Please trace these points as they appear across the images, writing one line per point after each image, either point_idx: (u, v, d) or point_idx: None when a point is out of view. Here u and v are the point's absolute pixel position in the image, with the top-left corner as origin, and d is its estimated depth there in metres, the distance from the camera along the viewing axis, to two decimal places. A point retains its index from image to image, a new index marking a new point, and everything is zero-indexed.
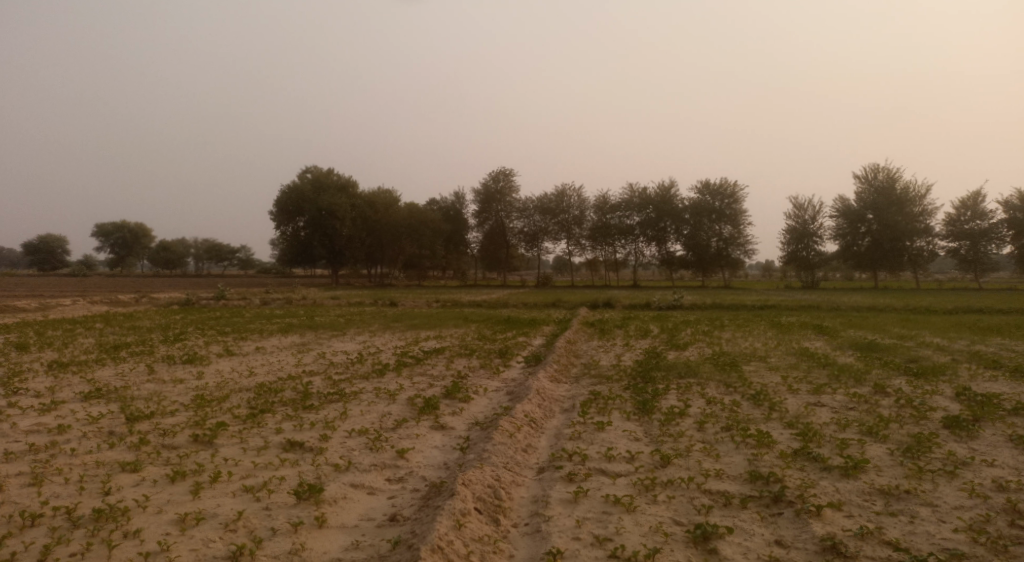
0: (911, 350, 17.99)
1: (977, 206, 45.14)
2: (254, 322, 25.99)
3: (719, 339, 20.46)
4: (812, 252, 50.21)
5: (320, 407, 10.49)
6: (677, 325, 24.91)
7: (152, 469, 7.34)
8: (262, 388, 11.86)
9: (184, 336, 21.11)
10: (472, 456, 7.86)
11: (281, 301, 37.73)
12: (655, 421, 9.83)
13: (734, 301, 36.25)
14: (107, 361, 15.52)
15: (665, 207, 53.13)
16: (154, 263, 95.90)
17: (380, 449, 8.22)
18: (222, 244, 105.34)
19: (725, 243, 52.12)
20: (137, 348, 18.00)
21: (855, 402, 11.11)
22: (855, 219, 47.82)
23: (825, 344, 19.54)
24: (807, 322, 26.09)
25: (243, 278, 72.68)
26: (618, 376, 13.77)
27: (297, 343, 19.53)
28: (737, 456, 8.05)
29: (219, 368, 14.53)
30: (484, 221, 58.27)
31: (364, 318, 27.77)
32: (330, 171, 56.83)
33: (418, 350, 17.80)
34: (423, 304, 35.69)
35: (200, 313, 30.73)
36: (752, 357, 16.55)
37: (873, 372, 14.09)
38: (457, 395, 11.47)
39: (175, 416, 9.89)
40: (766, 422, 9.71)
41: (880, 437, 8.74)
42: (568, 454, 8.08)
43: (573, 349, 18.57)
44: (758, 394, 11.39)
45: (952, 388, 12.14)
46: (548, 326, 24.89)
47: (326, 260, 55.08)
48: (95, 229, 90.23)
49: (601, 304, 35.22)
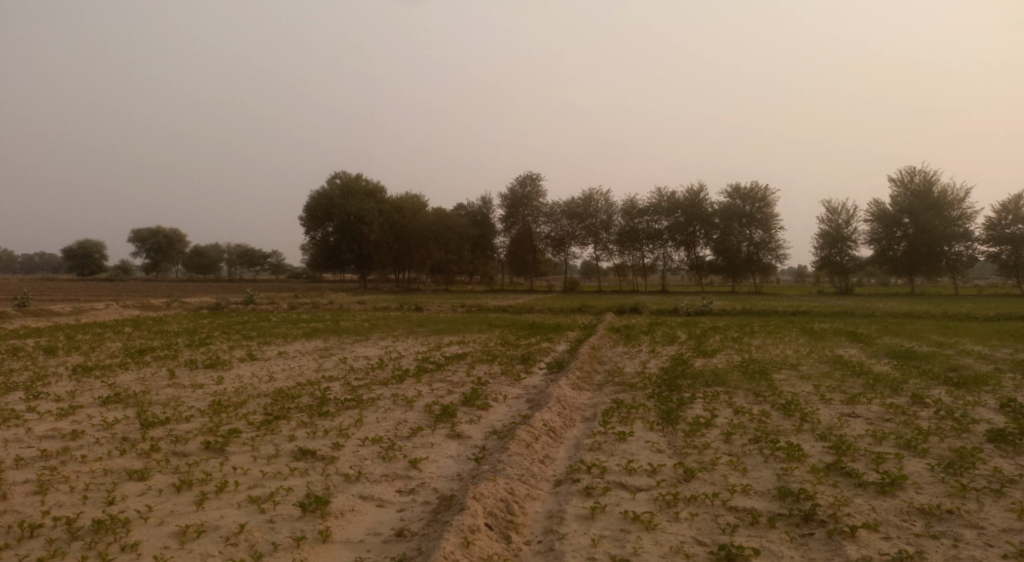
0: (951, 358, 17.25)
1: (1019, 209, 43.61)
2: (280, 326, 26.06)
3: (748, 346, 19.86)
4: (846, 257, 49.00)
5: (335, 414, 10.30)
6: (706, 331, 24.33)
7: (159, 478, 7.21)
8: (279, 394, 11.71)
9: (209, 340, 21.19)
10: (486, 467, 7.58)
11: (307, 306, 37.99)
12: (679, 432, 9.44)
13: (765, 307, 35.45)
14: (130, 365, 15.57)
15: (695, 211, 52.39)
16: (187, 268, 97.61)
17: (393, 459, 7.98)
18: (253, 249, 106.94)
19: (756, 248, 51.10)
20: (162, 352, 18.08)
21: (892, 413, 10.58)
22: (891, 224, 46.53)
23: (860, 352, 18.85)
24: (841, 329, 25.32)
25: (274, 283, 73.21)
26: (642, 384, 13.36)
27: (319, 348, 19.45)
28: (765, 471, 7.63)
29: (239, 373, 14.46)
30: (511, 226, 58.08)
31: (388, 323, 27.67)
32: (359, 176, 57.11)
33: (440, 356, 17.58)
34: (448, 309, 35.52)
35: (227, 317, 30.94)
36: (783, 365, 16.03)
37: (911, 381, 13.46)
38: (476, 403, 11.20)
39: (189, 422, 9.79)
40: (797, 434, 9.26)
41: (919, 452, 8.24)
42: (586, 466, 7.73)
43: (597, 355, 18.18)
44: (788, 404, 10.91)
45: (996, 399, 11.51)
46: (573, 331, 24.52)
47: (354, 265, 55.30)
48: (131, 235, 92.20)
49: (628, 309, 34.71)
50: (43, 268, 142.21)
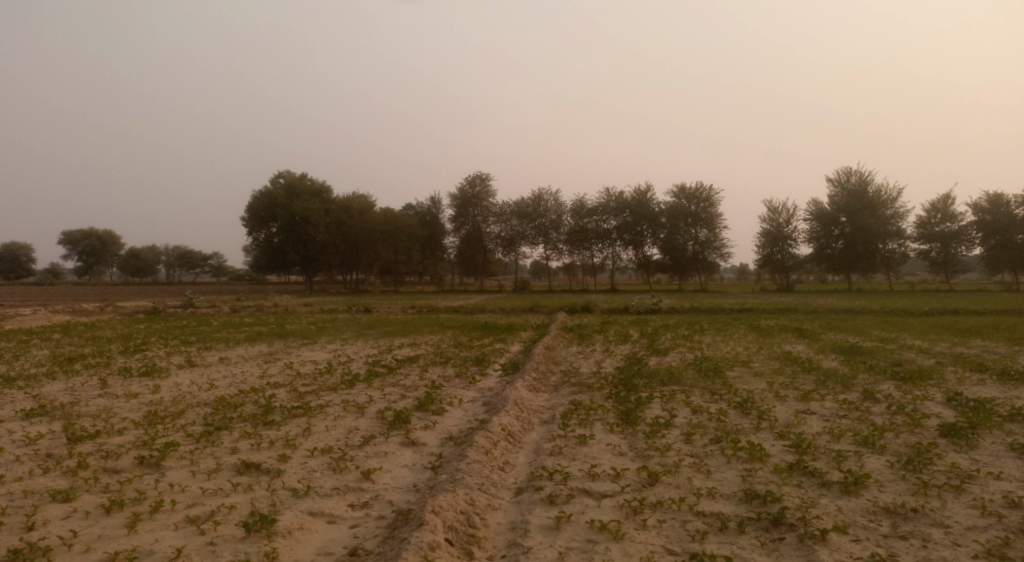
0: (894, 353, 17.67)
1: (947, 209, 45.54)
2: (221, 331, 25.03)
3: (700, 344, 20.01)
4: (787, 255, 50.32)
5: (281, 423, 9.76)
6: (657, 329, 24.50)
7: (86, 498, 6.60)
8: (221, 403, 11.08)
9: (145, 346, 20.11)
10: (444, 477, 7.22)
11: (251, 309, 36.74)
12: (640, 433, 9.26)
13: (712, 305, 36.09)
14: (58, 374, 14.54)
15: (642, 210, 52.98)
16: (122, 271, 93.60)
17: (344, 470, 7.53)
18: (193, 251, 103.66)
19: (702, 247, 52.09)
20: (93, 360, 17.02)
21: (846, 409, 10.66)
22: (829, 222, 47.99)
23: (807, 348, 19.19)
24: (787, 325, 25.81)
25: (216, 286, 70.76)
26: (599, 384, 13.18)
27: (264, 353, 18.64)
28: (729, 472, 7.50)
29: (177, 381, 13.66)
30: (460, 226, 57.60)
31: (336, 326, 26.91)
32: (304, 175, 55.70)
33: (391, 359, 17.07)
34: (398, 311, 34.84)
35: (165, 322, 29.58)
36: (735, 362, 16.15)
37: (860, 376, 13.65)
38: (430, 407, 10.82)
39: (122, 435, 9.11)
40: (757, 432, 9.21)
41: (878, 449, 8.27)
42: (548, 473, 7.45)
43: (551, 356, 17.95)
44: (745, 402, 10.89)
45: (942, 393, 11.75)
46: (525, 332, 24.31)
47: (300, 266, 53.84)
48: (61, 237, 87.89)
49: (579, 309, 34.78)
50: None
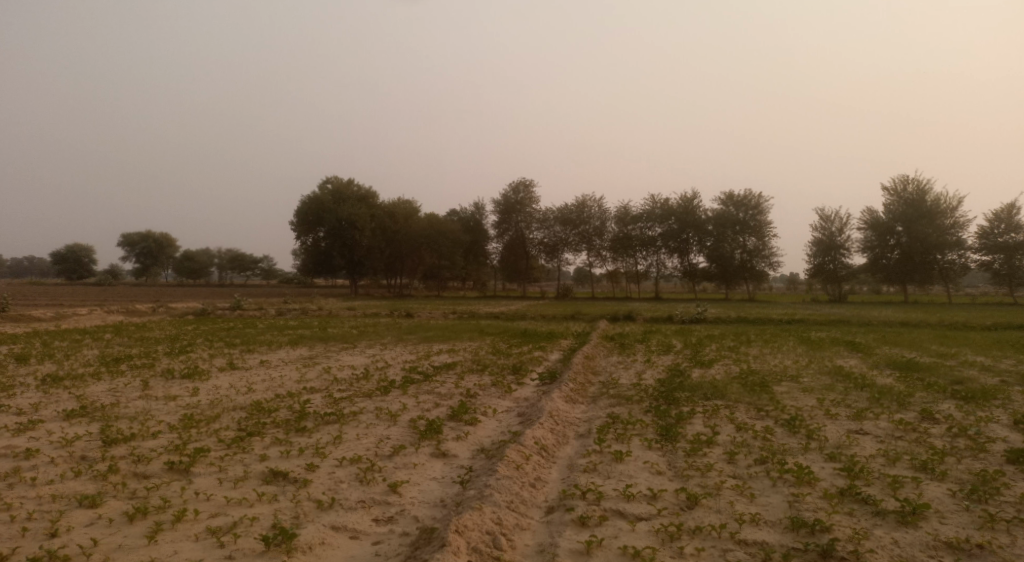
0: (955, 370, 16.69)
1: (1011, 218, 43.38)
2: (265, 333, 25.33)
3: (746, 356, 19.32)
4: (839, 265, 48.66)
5: (313, 430, 9.66)
6: (701, 340, 23.82)
7: (112, 504, 6.58)
8: (256, 408, 11.06)
9: (190, 348, 20.41)
10: (472, 493, 6.96)
11: (296, 312, 37.27)
12: (680, 451, 8.84)
13: (760, 315, 35.04)
14: (103, 374, 14.83)
15: (688, 218, 51.95)
16: (177, 272, 96.38)
17: (371, 482, 7.36)
18: (244, 254, 106.31)
19: (749, 255, 50.82)
20: (139, 360, 17.34)
21: (902, 430, 10.01)
22: (885, 231, 46.22)
23: (860, 362, 18.34)
24: (839, 338, 24.78)
25: (266, 289, 72.18)
26: (639, 396, 12.73)
27: (303, 357, 18.71)
28: (774, 497, 7.04)
29: (216, 384, 13.76)
30: (503, 232, 57.50)
31: (377, 330, 27.00)
32: (350, 180, 56.41)
33: (428, 365, 16.91)
34: (440, 316, 34.86)
35: (212, 324, 30.17)
36: (783, 377, 15.46)
37: (917, 395, 12.86)
38: (464, 417, 10.59)
39: (156, 439, 9.14)
40: (805, 453, 8.69)
41: (937, 475, 7.69)
42: (581, 492, 7.11)
43: (590, 365, 17.55)
44: (793, 419, 10.33)
45: (1008, 416, 10.94)
46: (566, 340, 23.91)
47: (345, 270, 54.54)
48: (121, 239, 91.27)
49: (621, 317, 34.15)
50: (30, 271, 140.49)
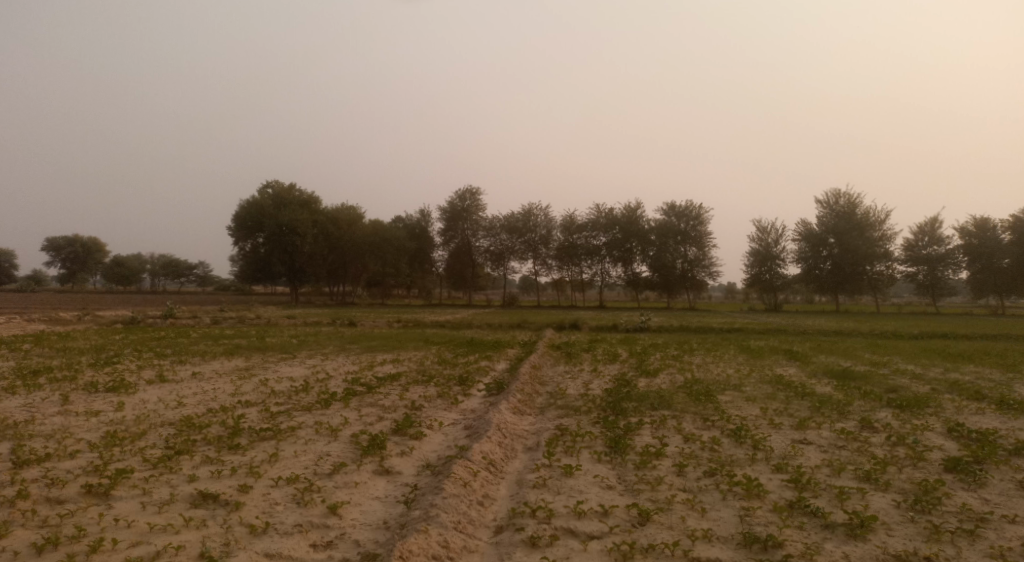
0: (888, 378, 17.21)
1: (934, 232, 45.59)
2: (199, 343, 24.18)
3: (690, 365, 19.52)
4: (775, 275, 50.11)
5: (247, 447, 9.12)
6: (646, 349, 24.01)
7: (19, 535, 6.00)
8: (186, 424, 10.42)
9: (117, 359, 19.26)
10: (418, 513, 6.64)
11: (233, 320, 35.95)
12: (629, 464, 8.72)
13: (701, 323, 35.66)
14: (18, 389, 13.74)
15: (632, 227, 52.64)
16: (106, 279, 92.09)
17: (309, 503, 6.95)
18: (179, 260, 102.43)
19: (690, 265, 51.89)
20: (60, 373, 16.21)
21: (844, 440, 10.16)
22: (818, 243, 47.83)
23: (799, 371, 18.72)
24: (777, 347, 25.37)
25: (201, 296, 69.41)
26: (587, 408, 12.59)
27: (239, 368, 17.90)
28: (725, 511, 6.98)
29: (143, 398, 12.96)
30: (449, 240, 57.08)
31: (319, 340, 26.19)
32: (292, 186, 54.93)
33: (371, 376, 16.36)
34: (384, 325, 34.15)
35: (142, 333, 28.71)
36: (727, 386, 15.61)
37: (855, 403, 13.15)
38: (408, 431, 10.22)
39: (73, 459, 8.46)
40: (753, 465, 8.69)
41: (881, 485, 7.78)
42: (531, 509, 6.89)
43: (537, 376, 17.35)
44: (739, 429, 10.36)
45: (942, 424, 11.27)
46: (512, 349, 23.70)
47: (286, 278, 52.96)
48: (45, 243, 86.31)
49: (567, 326, 34.18)
50: None
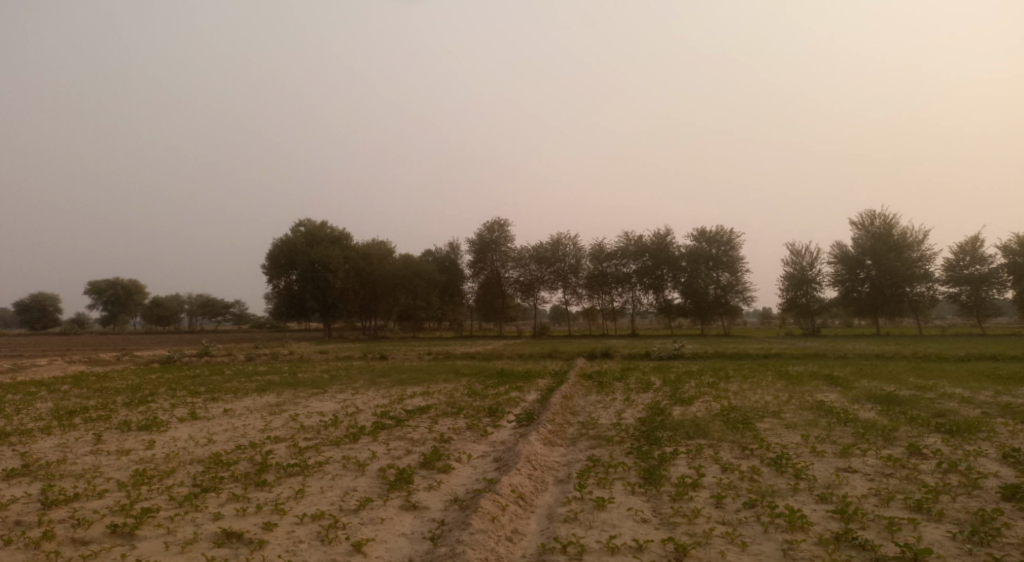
0: (936, 403, 16.47)
1: (975, 251, 44.20)
2: (232, 380, 24.32)
3: (726, 392, 18.97)
4: (811, 299, 49.02)
5: (273, 484, 9.02)
6: (681, 376, 23.45)
7: None
8: (214, 461, 10.38)
9: (151, 397, 19.44)
10: (443, 551, 6.45)
11: (267, 357, 36.29)
12: (664, 495, 8.39)
13: (737, 350, 34.89)
14: (54, 429, 13.88)
15: (662, 254, 52.15)
16: (146, 319, 94.26)
17: (334, 541, 6.79)
18: (216, 299, 104.50)
19: (723, 291, 51.06)
20: (95, 413, 16.37)
21: (891, 467, 9.66)
22: (854, 265, 46.78)
23: (840, 397, 18.04)
24: (817, 372, 24.58)
25: (237, 335, 70.43)
26: (620, 437, 12.25)
27: (270, 404, 17.90)
28: (767, 545, 6.62)
29: (175, 436, 12.99)
30: (478, 272, 57.21)
31: (350, 374, 26.17)
32: (323, 223, 55.85)
33: (400, 410, 16.20)
34: (415, 358, 34.05)
35: (178, 371, 29.06)
36: (765, 413, 15.07)
37: (902, 429, 12.57)
38: (436, 465, 10.02)
39: (102, 498, 8.45)
40: (795, 495, 8.28)
41: (934, 515, 7.32)
42: (561, 545, 6.62)
43: (569, 406, 17.01)
44: (779, 458, 9.95)
45: (996, 449, 10.68)
46: (543, 379, 23.37)
47: (319, 313, 53.51)
48: (88, 286, 88.64)
49: (599, 355, 33.70)
50: None
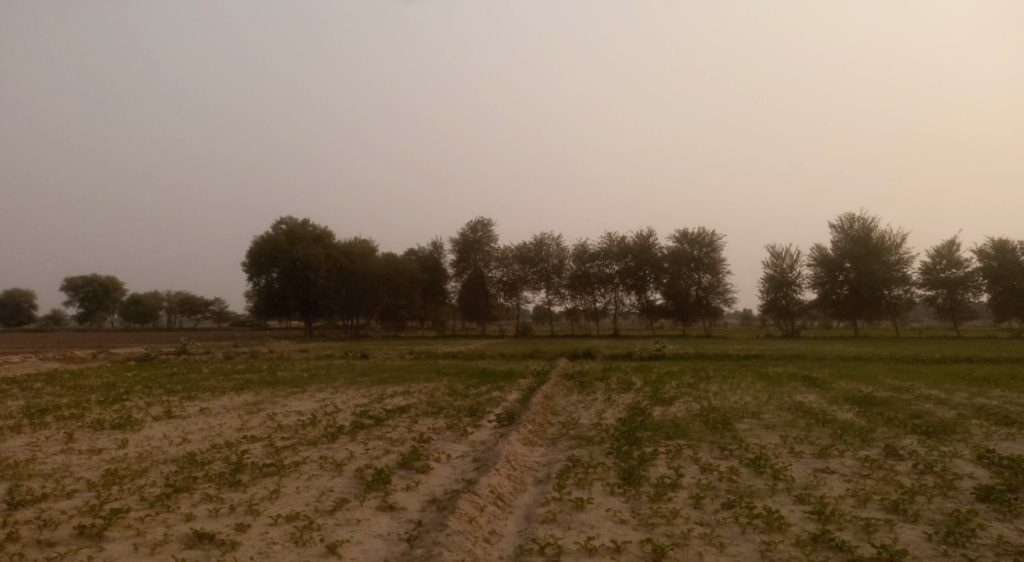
0: (913, 404, 16.65)
1: (951, 255, 44.83)
2: (210, 379, 24.01)
3: (706, 393, 19.06)
4: (791, 301, 49.47)
5: (248, 484, 8.86)
6: (661, 377, 23.51)
7: None
8: (188, 460, 10.19)
9: (126, 396, 19.10)
10: (420, 552, 6.36)
11: (246, 355, 35.88)
12: (643, 496, 8.36)
13: (717, 351, 35.12)
14: (24, 428, 13.57)
15: (644, 255, 52.37)
16: (124, 317, 92.95)
17: (308, 542, 6.67)
18: (196, 297, 103.31)
19: (705, 292, 51.36)
20: (67, 411, 16.05)
21: (868, 468, 9.71)
22: (833, 268, 47.28)
23: (819, 398, 18.17)
24: (796, 373, 24.78)
25: (216, 333, 69.69)
26: (600, 437, 12.22)
27: (248, 403, 17.67)
28: (745, 546, 6.62)
29: (148, 435, 12.75)
30: (461, 271, 57.05)
31: (330, 373, 25.95)
32: (305, 221, 55.36)
33: (380, 409, 16.06)
34: (396, 357, 33.86)
35: (154, 369, 28.64)
36: (744, 414, 15.14)
37: (879, 430, 12.67)
38: (415, 465, 9.92)
39: (70, 499, 8.25)
40: (773, 496, 8.30)
41: (910, 516, 7.36)
42: (540, 546, 6.56)
43: (550, 406, 16.96)
44: (758, 459, 9.96)
45: (971, 450, 10.80)
46: (524, 379, 23.32)
47: (300, 312, 53.06)
48: (64, 283, 87.14)
49: (581, 355, 33.72)
50: None
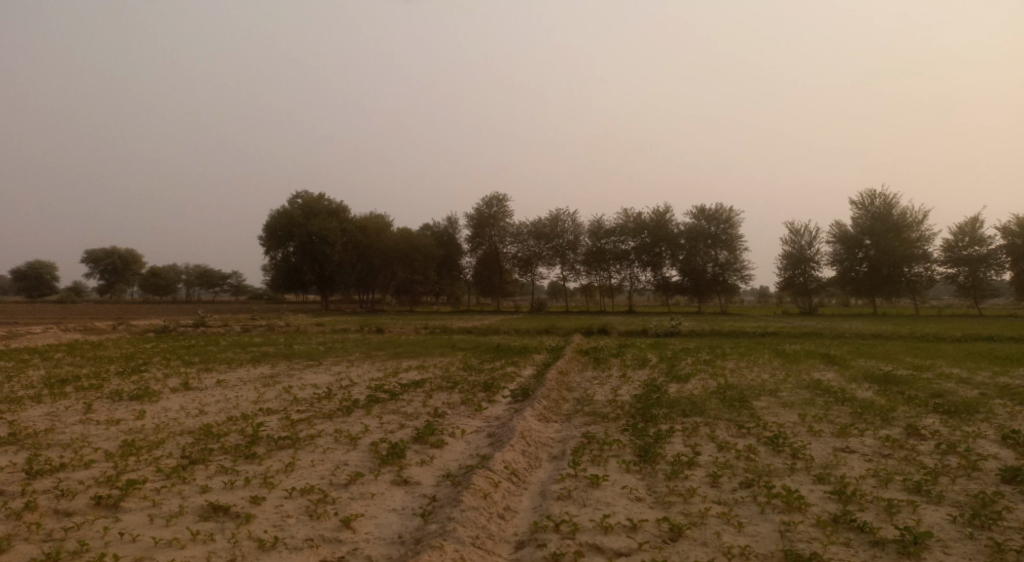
0: (934, 383, 16.37)
1: (975, 232, 43.91)
2: (226, 351, 24.16)
3: (723, 370, 18.88)
4: (809, 278, 48.89)
5: (263, 456, 8.88)
6: (677, 354, 23.33)
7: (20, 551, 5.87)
8: (204, 432, 10.22)
9: (144, 367, 19.25)
10: (434, 528, 6.32)
11: (262, 328, 36.12)
12: (660, 474, 8.25)
13: (733, 327, 34.82)
14: (43, 398, 13.70)
15: (661, 231, 51.89)
16: (143, 289, 93.94)
17: (322, 516, 6.66)
18: (214, 270, 104.14)
19: (721, 269, 50.86)
20: (87, 382, 16.20)
21: (889, 448, 9.53)
22: (853, 245, 46.56)
23: (837, 376, 17.92)
24: (813, 351, 24.48)
25: (233, 306, 70.31)
26: (615, 414, 12.11)
27: (264, 375, 17.75)
28: (763, 526, 6.50)
29: (165, 406, 12.81)
30: (476, 246, 56.88)
31: (346, 347, 26.03)
32: (321, 195, 55.33)
33: (394, 383, 16.05)
34: (410, 332, 33.91)
35: (173, 341, 28.91)
36: (762, 391, 14.94)
37: (900, 409, 12.45)
38: (429, 439, 9.88)
39: (88, 469, 8.29)
40: (792, 475, 8.16)
41: (934, 497, 7.20)
42: (554, 523, 6.49)
43: (565, 382, 16.87)
44: (776, 437, 9.82)
45: (994, 430, 10.58)
46: (538, 355, 23.25)
47: (316, 286, 53.29)
48: (84, 255, 88.02)
49: (596, 331, 33.56)
50: None
